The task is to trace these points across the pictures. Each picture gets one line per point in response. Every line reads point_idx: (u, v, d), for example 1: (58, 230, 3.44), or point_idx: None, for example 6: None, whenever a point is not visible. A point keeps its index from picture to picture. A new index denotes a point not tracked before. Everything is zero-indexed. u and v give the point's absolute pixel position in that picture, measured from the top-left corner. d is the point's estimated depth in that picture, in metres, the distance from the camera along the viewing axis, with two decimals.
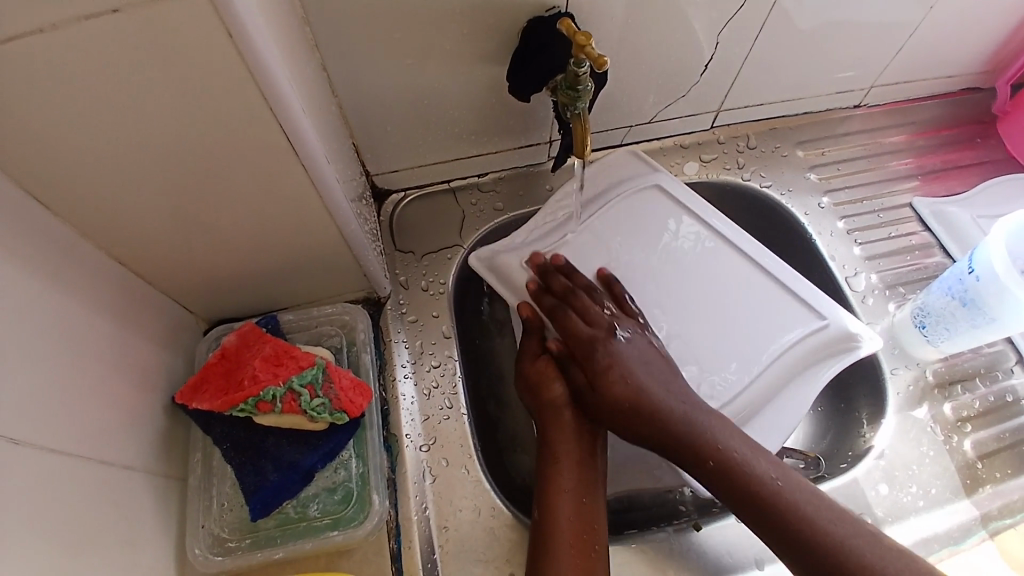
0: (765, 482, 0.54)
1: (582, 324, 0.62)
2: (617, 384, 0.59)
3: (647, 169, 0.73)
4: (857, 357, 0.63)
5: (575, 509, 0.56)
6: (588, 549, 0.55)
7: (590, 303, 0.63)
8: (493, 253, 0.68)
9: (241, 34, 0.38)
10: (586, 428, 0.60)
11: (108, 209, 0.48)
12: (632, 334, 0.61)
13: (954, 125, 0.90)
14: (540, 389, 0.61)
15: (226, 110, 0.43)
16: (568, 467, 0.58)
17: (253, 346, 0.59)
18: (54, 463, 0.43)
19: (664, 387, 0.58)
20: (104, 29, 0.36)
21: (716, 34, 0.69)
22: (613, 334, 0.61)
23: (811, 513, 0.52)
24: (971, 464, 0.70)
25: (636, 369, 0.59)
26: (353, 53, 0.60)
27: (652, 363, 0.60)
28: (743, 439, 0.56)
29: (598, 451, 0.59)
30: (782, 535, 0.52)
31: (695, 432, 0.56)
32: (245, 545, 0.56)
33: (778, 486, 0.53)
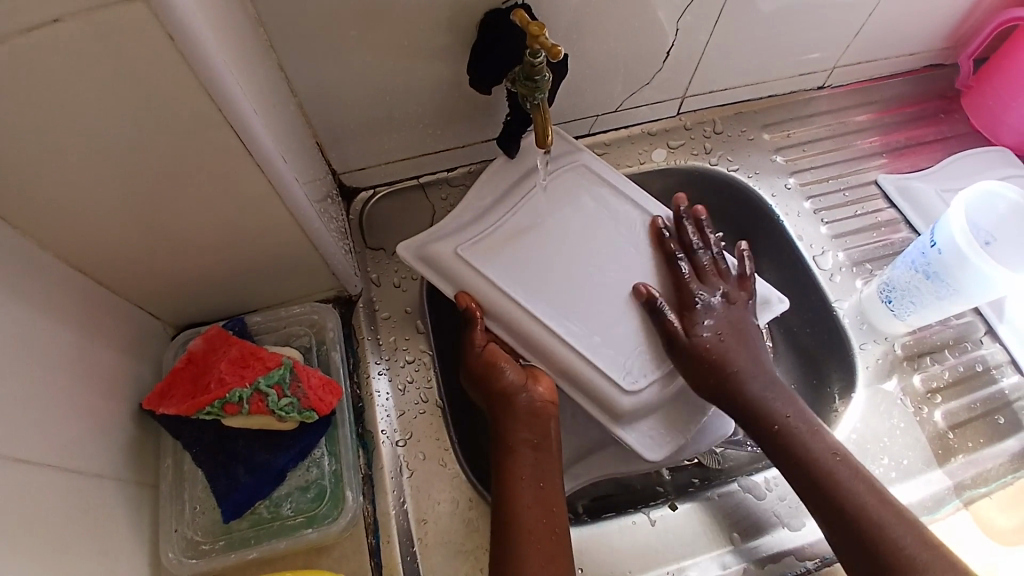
0: (825, 458, 0.57)
1: (691, 277, 0.65)
2: (709, 340, 0.62)
3: (570, 147, 0.73)
4: (769, 313, 0.67)
5: (535, 493, 0.57)
6: (550, 533, 0.56)
7: (704, 260, 0.67)
8: (422, 243, 0.66)
9: (186, 38, 0.38)
10: (539, 413, 0.60)
11: (65, 220, 0.48)
12: (733, 303, 0.65)
13: (917, 102, 0.91)
14: (489, 378, 0.61)
15: (177, 116, 0.43)
16: (525, 453, 0.59)
17: (219, 349, 0.59)
18: (25, 476, 0.43)
19: (750, 358, 0.62)
20: (45, 40, 0.36)
21: (678, 20, 0.70)
22: (717, 295, 0.65)
23: (863, 496, 0.55)
24: (943, 435, 0.72)
25: (731, 336, 0.63)
26: (309, 53, 0.60)
27: (742, 334, 0.63)
28: (808, 417, 0.60)
29: (552, 432, 0.61)
30: (829, 503, 0.56)
31: (768, 405, 0.60)
32: (218, 547, 0.56)
33: (836, 460, 0.57)
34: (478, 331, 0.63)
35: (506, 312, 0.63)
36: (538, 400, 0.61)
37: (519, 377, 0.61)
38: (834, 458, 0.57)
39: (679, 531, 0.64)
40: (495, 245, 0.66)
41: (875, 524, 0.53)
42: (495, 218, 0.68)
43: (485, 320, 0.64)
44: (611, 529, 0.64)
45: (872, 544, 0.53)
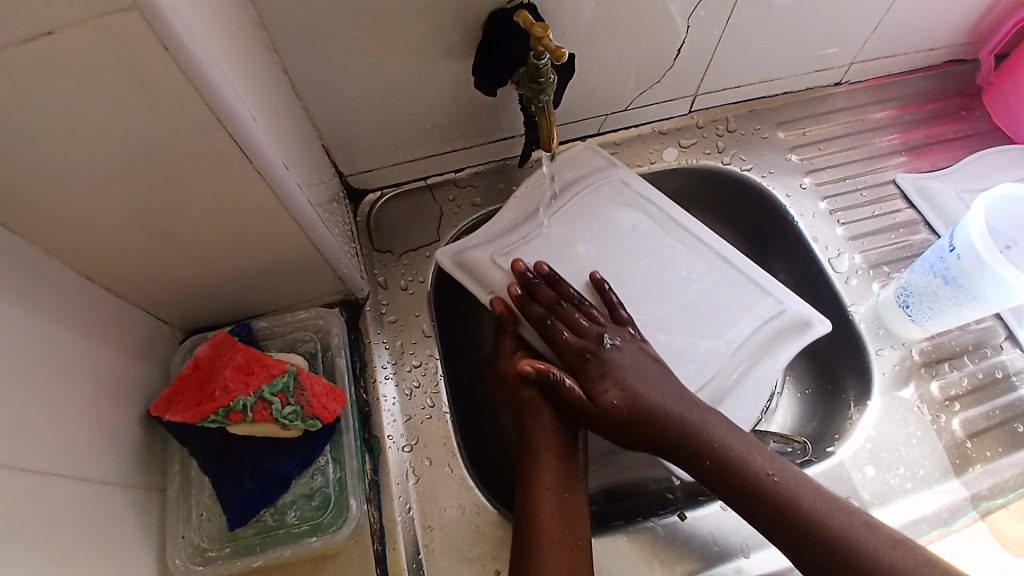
0: (762, 477, 0.55)
1: (571, 337, 0.64)
2: (612, 393, 0.61)
3: (604, 163, 0.75)
4: (809, 337, 0.66)
5: (558, 503, 0.57)
6: (571, 544, 0.55)
7: (579, 314, 0.65)
8: (461, 249, 0.69)
9: (181, 47, 0.38)
10: (563, 422, 0.61)
11: (69, 229, 0.48)
12: (622, 340, 0.63)
13: (938, 98, 0.88)
14: (516, 388, 0.63)
15: (178, 124, 0.42)
16: (549, 461, 0.59)
17: (225, 355, 0.59)
18: (34, 483, 0.44)
19: (658, 390, 0.60)
20: (43, 50, 0.35)
21: (689, 16, 0.68)
22: (603, 344, 0.63)
23: (815, 508, 0.53)
24: (960, 444, 0.70)
25: (629, 378, 0.61)
26: (314, 55, 0.59)
27: (642, 369, 0.62)
28: (738, 436, 0.58)
29: (576, 443, 0.61)
30: (784, 529, 0.54)
31: (693, 433, 0.58)
32: (225, 553, 0.56)
33: (775, 481, 0.55)
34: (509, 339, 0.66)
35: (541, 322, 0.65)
36: (564, 410, 0.61)
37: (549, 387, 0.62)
38: (772, 480, 0.55)
39: (686, 543, 0.63)
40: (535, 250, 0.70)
41: (841, 540, 0.52)
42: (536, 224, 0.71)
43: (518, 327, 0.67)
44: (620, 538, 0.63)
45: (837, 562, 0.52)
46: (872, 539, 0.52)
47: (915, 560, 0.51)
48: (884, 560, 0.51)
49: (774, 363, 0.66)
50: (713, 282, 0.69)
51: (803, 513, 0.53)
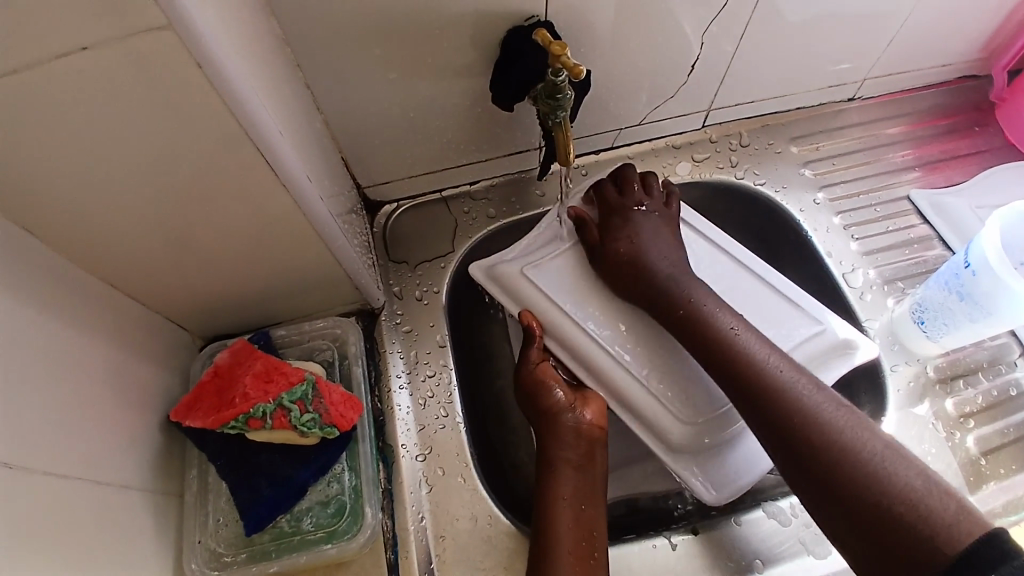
0: (721, 330, 0.58)
1: (614, 193, 0.70)
2: (621, 243, 0.66)
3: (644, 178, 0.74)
4: (852, 363, 0.64)
5: (575, 515, 0.57)
6: (588, 556, 0.55)
7: (636, 180, 0.71)
8: (492, 264, 0.70)
9: (211, 64, 0.39)
10: (584, 434, 0.60)
11: (95, 238, 0.49)
12: (653, 212, 0.69)
13: (952, 115, 0.88)
14: (541, 394, 0.63)
15: (204, 138, 0.44)
16: (568, 472, 0.59)
17: (244, 363, 0.60)
18: (54, 486, 0.44)
19: (663, 254, 0.65)
20: (78, 66, 0.37)
21: (703, 33, 0.69)
22: (637, 207, 0.69)
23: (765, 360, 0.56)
24: (975, 461, 0.69)
25: (642, 237, 0.66)
26: (335, 70, 0.60)
27: (659, 237, 0.66)
28: (714, 299, 0.61)
29: (597, 456, 0.60)
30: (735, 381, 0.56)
31: (679, 289, 0.62)
32: (240, 559, 0.57)
33: (732, 333, 0.58)
34: (534, 348, 0.65)
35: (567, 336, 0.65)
36: (585, 423, 0.61)
37: (568, 399, 0.62)
38: (734, 334, 0.58)
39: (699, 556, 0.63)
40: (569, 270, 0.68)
41: (784, 395, 0.54)
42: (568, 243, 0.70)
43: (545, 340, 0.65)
44: (631, 552, 0.63)
45: (787, 414, 0.53)
46: (820, 399, 0.53)
47: (859, 426, 0.51)
48: (828, 416, 0.52)
49: None
50: (754, 305, 0.66)
51: (761, 368, 0.55)
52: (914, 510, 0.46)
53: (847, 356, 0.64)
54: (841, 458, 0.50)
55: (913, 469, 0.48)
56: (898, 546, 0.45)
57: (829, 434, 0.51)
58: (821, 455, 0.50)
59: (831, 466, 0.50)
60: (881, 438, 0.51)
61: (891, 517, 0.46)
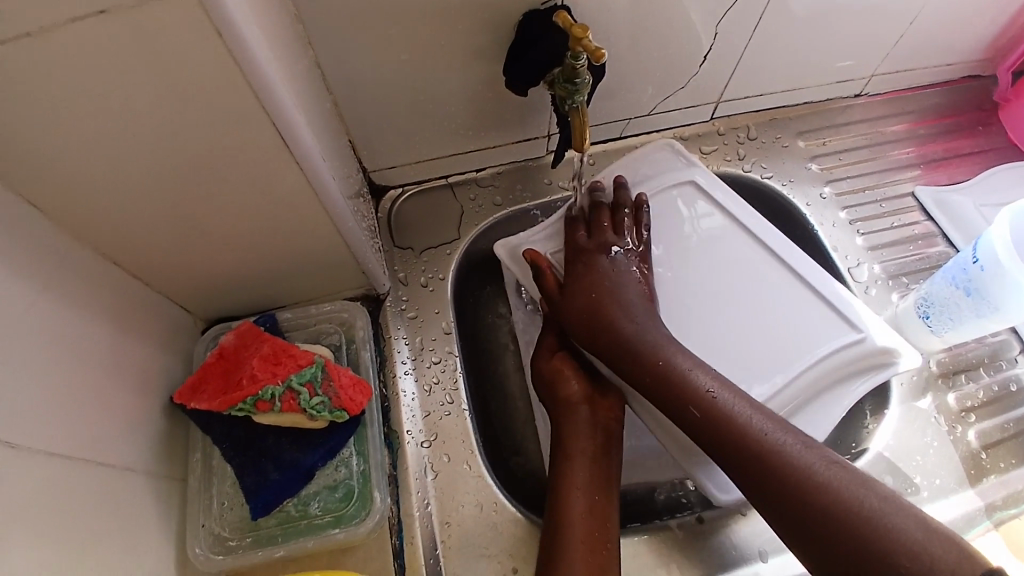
0: (699, 391, 0.55)
1: (583, 236, 0.67)
2: (581, 296, 0.62)
3: (681, 163, 0.73)
4: (887, 375, 0.63)
5: (588, 507, 0.56)
6: (600, 546, 0.55)
7: (607, 219, 0.67)
8: (514, 245, 0.70)
9: (230, 35, 0.38)
10: (599, 425, 0.60)
11: (101, 213, 0.48)
12: (625, 253, 0.65)
13: (957, 113, 0.89)
14: (556, 386, 0.63)
15: (217, 113, 0.43)
16: (581, 463, 0.58)
17: (250, 345, 0.59)
18: (56, 467, 0.43)
19: (628, 307, 0.60)
20: (91, 33, 0.35)
21: (715, 25, 0.69)
22: (607, 249, 0.65)
23: (751, 421, 0.52)
24: (976, 455, 0.70)
25: (607, 285, 0.62)
26: (345, 50, 0.59)
27: (621, 284, 0.62)
28: (688, 356, 0.57)
29: (613, 447, 0.60)
30: (722, 445, 0.53)
31: (644, 346, 0.58)
32: (245, 543, 0.56)
33: (712, 397, 0.54)
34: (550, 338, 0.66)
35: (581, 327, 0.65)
36: (599, 416, 0.61)
37: (582, 391, 0.62)
38: (710, 397, 0.54)
39: (702, 547, 0.64)
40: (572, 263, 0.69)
41: (774, 453, 0.50)
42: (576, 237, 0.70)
43: (554, 334, 0.66)
44: (638, 541, 0.64)
45: (776, 479, 0.49)
46: (809, 457, 0.49)
47: (853, 480, 0.48)
48: (819, 478, 0.48)
49: (843, 394, 0.62)
50: (795, 306, 0.65)
51: (743, 430, 0.52)
52: (917, 565, 0.43)
53: (885, 367, 0.63)
54: (839, 522, 0.46)
55: (911, 519, 0.45)
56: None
57: (822, 495, 0.47)
58: (814, 519, 0.47)
59: (828, 529, 0.46)
60: (876, 489, 0.47)
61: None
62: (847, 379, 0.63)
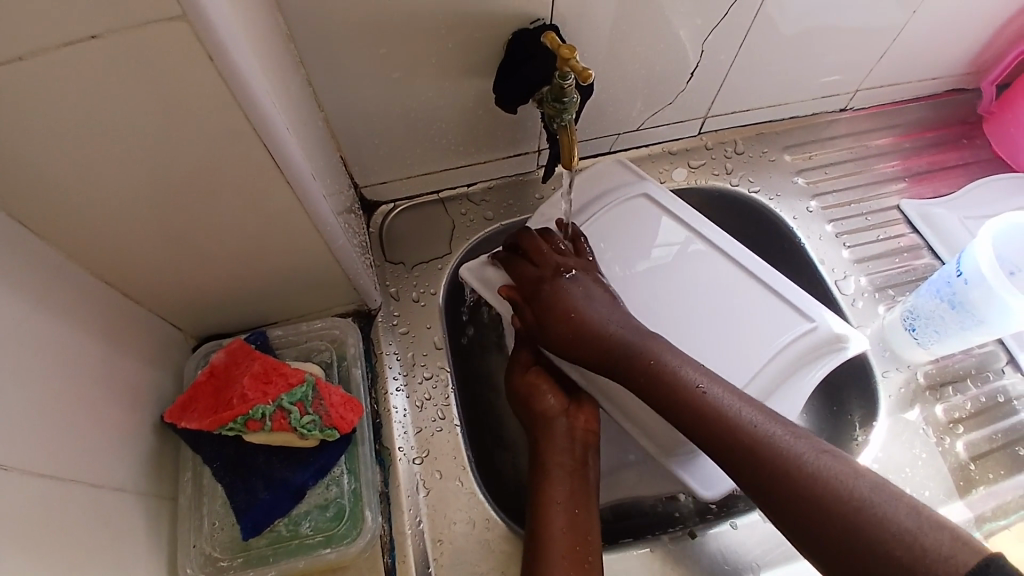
0: (689, 388, 0.55)
1: (531, 268, 0.65)
2: (561, 320, 0.61)
3: (633, 177, 0.74)
4: (843, 357, 0.63)
5: (569, 520, 0.56)
6: (581, 561, 0.55)
7: (543, 243, 0.65)
8: (481, 267, 0.69)
9: (224, 59, 0.38)
10: (578, 438, 0.60)
11: (93, 232, 0.48)
12: (581, 272, 0.64)
13: (939, 127, 0.90)
14: (531, 401, 0.63)
15: (211, 133, 0.43)
16: (560, 477, 0.58)
17: (241, 364, 0.59)
18: (47, 489, 0.43)
19: (605, 316, 0.60)
20: (86, 57, 0.36)
21: (702, 42, 0.70)
22: (561, 272, 0.63)
23: (741, 414, 0.53)
24: (964, 466, 0.71)
25: (580, 306, 0.61)
26: (338, 68, 0.60)
27: (595, 295, 0.62)
28: (677, 352, 0.58)
29: (590, 460, 0.60)
30: (713, 438, 0.53)
31: (634, 347, 0.58)
32: (236, 564, 0.56)
33: (702, 392, 0.55)
34: (523, 353, 0.66)
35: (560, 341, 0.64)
36: (577, 428, 0.61)
37: (560, 404, 0.62)
38: (701, 392, 0.55)
39: (695, 561, 0.65)
40: None
41: (764, 445, 0.51)
42: None
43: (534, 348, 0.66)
44: (631, 557, 0.64)
45: (768, 472, 0.50)
46: (799, 447, 0.50)
47: (844, 469, 0.48)
48: (810, 468, 0.49)
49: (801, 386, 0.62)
50: (748, 305, 0.66)
51: (732, 424, 0.52)
52: (910, 554, 0.43)
53: (840, 351, 0.63)
54: (831, 513, 0.46)
55: (903, 506, 0.45)
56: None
57: (814, 485, 0.48)
58: (808, 512, 0.47)
59: (820, 520, 0.47)
60: (867, 478, 0.48)
61: (886, 565, 0.43)
62: (798, 370, 0.63)
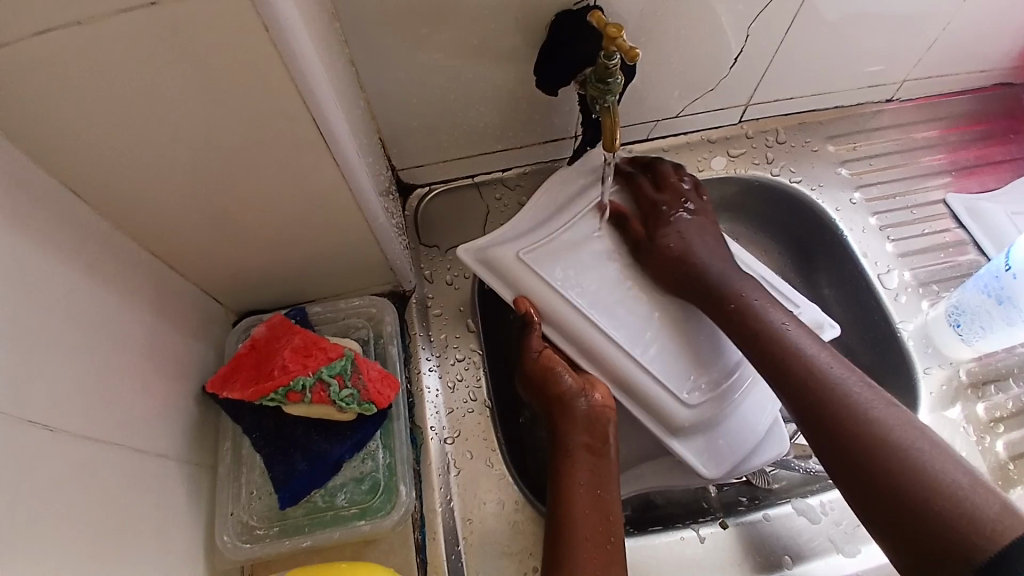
0: (775, 326, 0.59)
1: (650, 189, 0.70)
2: (671, 238, 0.67)
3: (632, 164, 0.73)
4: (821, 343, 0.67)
5: (592, 501, 0.56)
6: (605, 542, 0.54)
7: (674, 175, 0.71)
8: (484, 247, 0.65)
9: (276, 30, 0.39)
10: (597, 418, 0.60)
11: (141, 201, 0.49)
12: (698, 212, 0.70)
13: (990, 120, 0.87)
14: (548, 383, 0.61)
15: (258, 106, 0.43)
16: (582, 458, 0.58)
17: (282, 337, 0.60)
18: (92, 450, 0.44)
19: (709, 249, 0.66)
20: (140, 26, 0.36)
21: (746, 28, 0.68)
22: (681, 203, 0.70)
23: (816, 356, 0.56)
24: (1004, 466, 0.69)
25: (691, 234, 0.67)
26: (380, 48, 0.60)
27: (705, 231, 0.68)
28: (765, 297, 0.62)
29: (609, 437, 0.60)
30: (784, 373, 0.57)
31: (728, 281, 0.63)
32: (273, 532, 0.57)
33: (784, 331, 0.59)
34: (535, 338, 0.62)
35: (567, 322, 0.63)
36: (597, 405, 0.60)
37: (578, 382, 0.61)
38: (783, 331, 0.58)
39: (726, 549, 0.64)
40: (553, 253, 0.65)
41: (831, 388, 0.54)
42: (551, 228, 0.67)
43: (543, 328, 0.63)
44: (660, 543, 0.64)
45: (828, 409, 0.53)
46: (867, 396, 0.52)
47: (905, 424, 0.50)
48: (873, 415, 0.51)
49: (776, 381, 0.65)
50: None
51: (808, 364, 0.56)
52: (955, 513, 0.44)
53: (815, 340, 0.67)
54: (883, 463, 0.49)
55: (961, 471, 0.47)
56: (943, 550, 0.44)
57: (872, 435, 0.50)
58: (860, 453, 0.50)
59: (872, 467, 0.49)
60: (929, 437, 0.49)
61: (929, 519, 0.45)
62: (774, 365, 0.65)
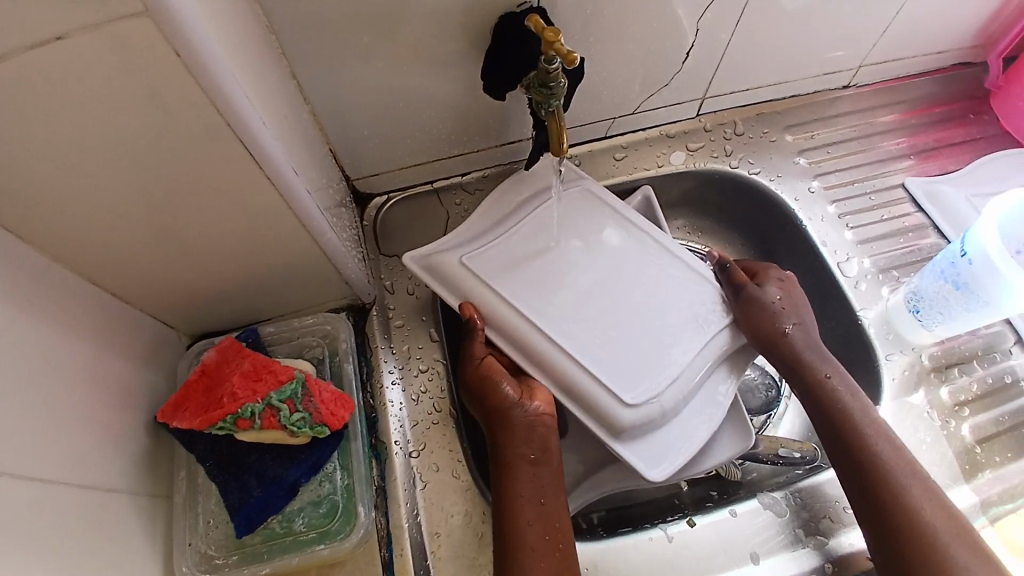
0: (849, 410, 0.62)
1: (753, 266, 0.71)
2: (775, 293, 0.67)
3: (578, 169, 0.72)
4: None
5: (536, 511, 0.56)
6: (555, 549, 0.55)
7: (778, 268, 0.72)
8: (427, 252, 0.65)
9: (193, 53, 0.37)
10: (538, 428, 0.59)
11: (74, 233, 0.47)
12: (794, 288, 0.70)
13: (948, 102, 0.88)
14: (489, 394, 0.60)
15: (185, 131, 0.42)
16: (524, 470, 0.58)
17: (231, 362, 0.59)
18: (38, 492, 0.43)
19: (805, 326, 0.67)
20: (48, 56, 0.35)
21: (698, 19, 0.67)
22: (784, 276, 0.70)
23: (882, 449, 0.59)
24: (970, 450, 0.70)
25: (792, 301, 0.68)
26: (321, 59, 0.59)
27: (801, 305, 0.68)
28: (848, 381, 0.64)
29: (550, 445, 0.60)
30: (851, 458, 0.60)
31: (809, 358, 0.65)
32: (231, 561, 0.56)
33: (857, 418, 0.61)
34: (477, 343, 0.61)
35: (506, 323, 0.61)
36: (534, 413, 0.59)
37: (515, 391, 0.60)
38: (857, 419, 0.61)
39: (695, 548, 0.64)
40: (506, 262, 0.64)
41: (894, 483, 0.57)
42: (495, 237, 0.66)
43: (484, 334, 0.62)
44: (628, 545, 0.64)
45: (880, 476, 0.58)
46: (924, 502, 0.56)
47: (955, 536, 0.55)
48: (927, 521, 0.55)
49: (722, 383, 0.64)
50: (686, 291, 0.66)
51: (874, 456, 0.59)
52: None
53: None
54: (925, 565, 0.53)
55: None
56: None
57: (922, 540, 0.54)
58: (907, 551, 0.54)
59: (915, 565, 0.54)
60: (972, 551, 0.54)
61: None
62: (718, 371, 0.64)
